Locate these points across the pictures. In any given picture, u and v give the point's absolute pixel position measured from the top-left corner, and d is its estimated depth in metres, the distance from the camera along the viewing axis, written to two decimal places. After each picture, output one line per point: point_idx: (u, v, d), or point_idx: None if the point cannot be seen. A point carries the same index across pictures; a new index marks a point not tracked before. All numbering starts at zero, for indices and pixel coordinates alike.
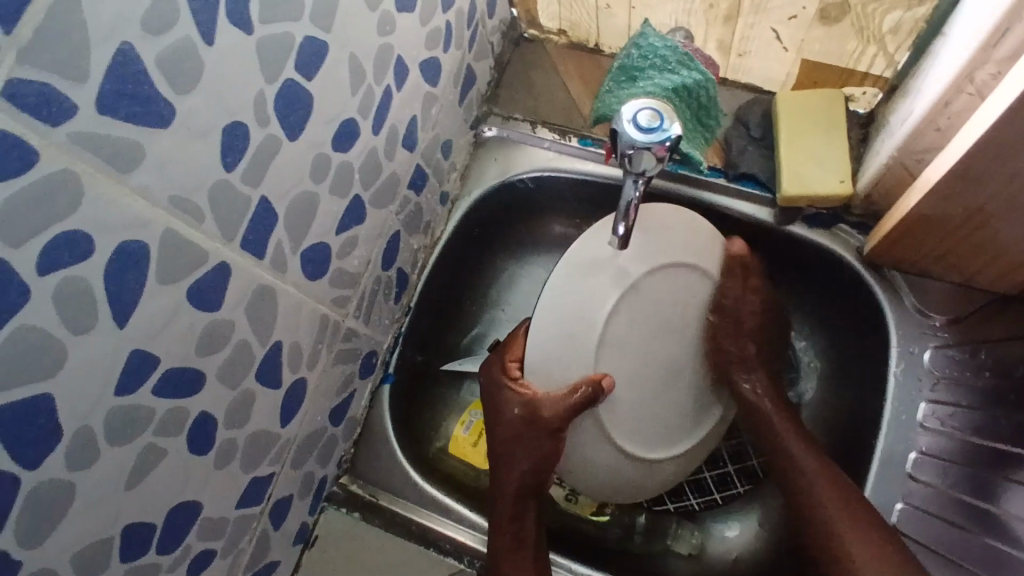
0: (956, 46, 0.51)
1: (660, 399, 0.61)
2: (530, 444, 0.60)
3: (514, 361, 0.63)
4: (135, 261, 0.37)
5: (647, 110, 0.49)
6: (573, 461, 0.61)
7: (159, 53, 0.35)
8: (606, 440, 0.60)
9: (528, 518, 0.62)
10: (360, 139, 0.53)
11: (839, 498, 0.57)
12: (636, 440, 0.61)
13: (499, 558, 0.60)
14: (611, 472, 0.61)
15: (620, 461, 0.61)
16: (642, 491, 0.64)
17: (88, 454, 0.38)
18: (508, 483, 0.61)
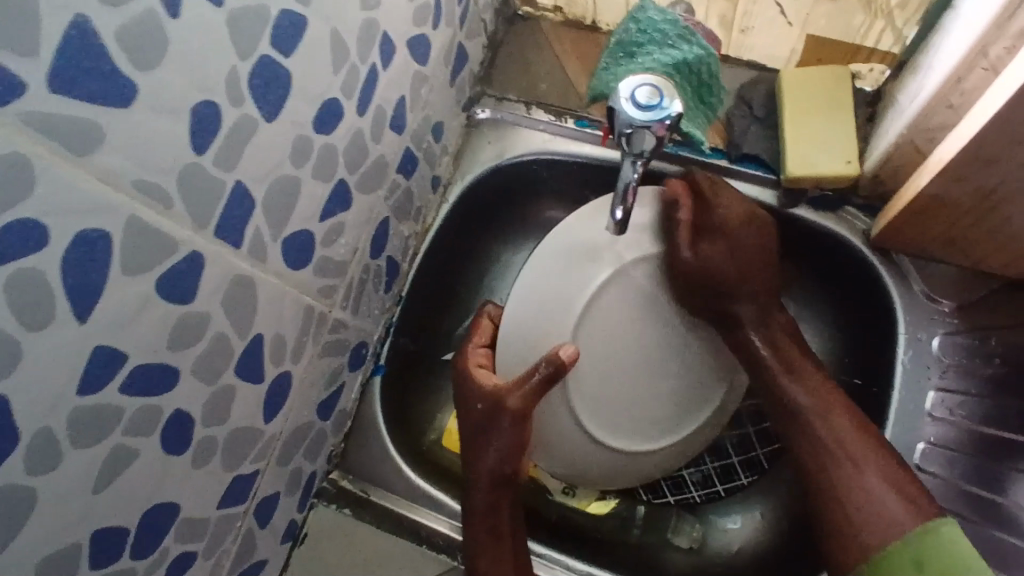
0: (971, 17, 0.48)
1: (641, 392, 0.61)
2: (497, 433, 0.57)
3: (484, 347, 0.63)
4: (98, 252, 0.34)
5: (646, 86, 0.46)
6: (543, 445, 0.61)
7: (120, 26, 0.32)
8: (580, 424, 0.60)
9: (504, 509, 0.59)
10: (344, 120, 0.50)
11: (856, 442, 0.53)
12: (609, 427, 0.61)
13: (476, 554, 0.58)
14: (582, 454, 0.61)
15: (590, 446, 0.61)
16: (615, 475, 0.64)
17: (52, 456, 0.36)
18: (480, 473, 0.59)
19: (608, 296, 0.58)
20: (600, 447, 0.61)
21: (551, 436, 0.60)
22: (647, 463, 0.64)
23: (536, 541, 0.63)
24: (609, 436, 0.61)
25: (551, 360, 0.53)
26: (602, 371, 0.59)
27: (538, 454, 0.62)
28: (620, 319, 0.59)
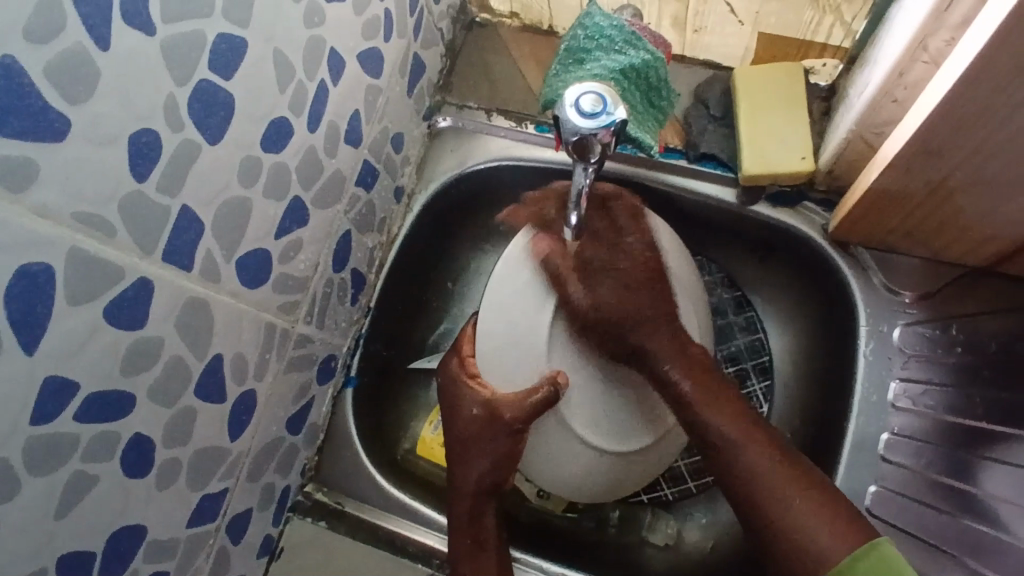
0: (908, 12, 0.49)
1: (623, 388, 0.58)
2: (490, 442, 0.58)
3: (471, 357, 0.61)
4: (40, 283, 0.35)
5: (591, 94, 0.46)
6: (533, 450, 0.59)
7: (47, 62, 0.32)
8: (559, 422, 0.57)
9: (488, 516, 0.60)
10: (294, 138, 0.51)
11: (771, 461, 0.49)
12: (596, 423, 0.57)
13: (457, 560, 0.59)
14: (567, 454, 0.58)
15: (576, 445, 0.57)
16: (611, 482, 0.59)
17: (8, 486, 0.36)
18: (465, 482, 0.60)
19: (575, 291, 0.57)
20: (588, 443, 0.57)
21: (541, 441, 0.58)
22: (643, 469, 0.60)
23: (517, 548, 0.64)
24: (593, 433, 0.56)
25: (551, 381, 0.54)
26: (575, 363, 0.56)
27: (529, 459, 0.60)
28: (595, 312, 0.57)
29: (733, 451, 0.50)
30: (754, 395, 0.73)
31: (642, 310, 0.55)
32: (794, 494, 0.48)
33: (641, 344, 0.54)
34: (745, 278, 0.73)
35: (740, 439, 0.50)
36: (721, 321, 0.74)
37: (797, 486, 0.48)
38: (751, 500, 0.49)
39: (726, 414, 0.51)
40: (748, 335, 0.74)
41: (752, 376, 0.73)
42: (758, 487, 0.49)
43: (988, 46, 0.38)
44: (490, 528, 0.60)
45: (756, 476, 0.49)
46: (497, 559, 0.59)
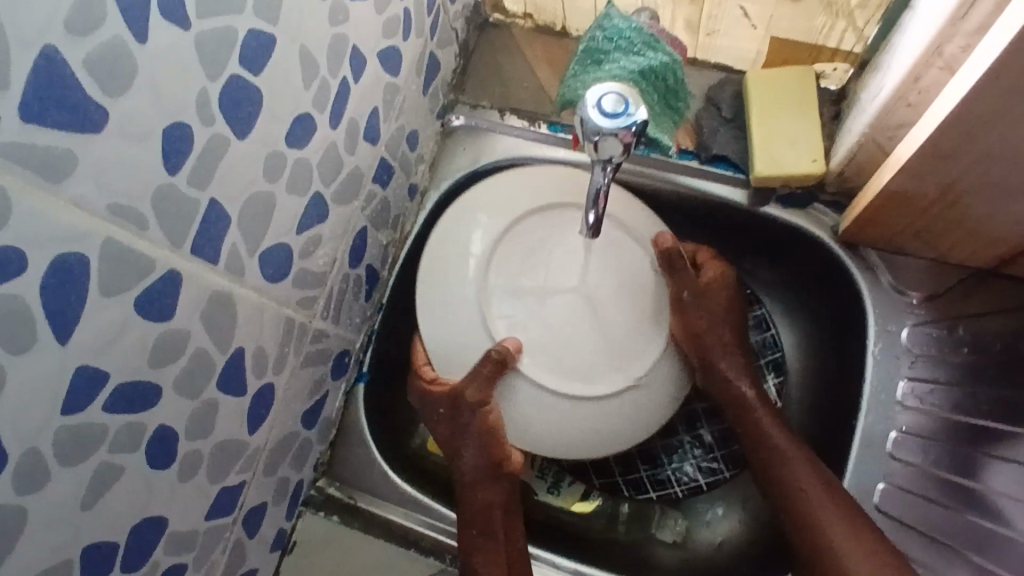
0: (924, 18, 0.50)
1: (586, 325, 0.58)
2: (468, 430, 0.60)
3: (425, 365, 0.62)
4: (74, 274, 0.35)
5: (612, 94, 0.47)
6: (521, 419, 0.59)
7: (87, 55, 0.32)
8: (539, 388, 0.58)
9: (498, 507, 0.61)
10: (317, 134, 0.51)
11: (840, 508, 0.56)
12: (567, 377, 0.58)
13: (470, 553, 0.60)
14: (567, 416, 0.59)
15: (564, 404, 0.58)
16: (618, 433, 0.60)
17: (39, 475, 0.36)
18: (465, 475, 0.62)
19: (502, 259, 0.59)
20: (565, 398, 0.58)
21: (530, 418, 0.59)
22: (633, 414, 0.60)
23: (535, 544, 0.65)
24: (571, 385, 0.58)
25: (500, 350, 0.57)
26: (535, 319, 0.58)
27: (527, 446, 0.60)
28: (526, 267, 0.59)
29: (803, 493, 0.57)
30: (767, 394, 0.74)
31: (728, 351, 0.63)
32: (852, 544, 0.54)
33: (719, 365, 0.63)
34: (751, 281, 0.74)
35: (814, 475, 0.58)
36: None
37: (856, 539, 0.54)
38: (814, 542, 0.55)
39: (802, 453, 0.60)
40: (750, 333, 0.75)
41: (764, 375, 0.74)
42: (823, 532, 0.55)
43: (1003, 55, 0.39)
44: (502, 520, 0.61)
45: (823, 517, 0.56)
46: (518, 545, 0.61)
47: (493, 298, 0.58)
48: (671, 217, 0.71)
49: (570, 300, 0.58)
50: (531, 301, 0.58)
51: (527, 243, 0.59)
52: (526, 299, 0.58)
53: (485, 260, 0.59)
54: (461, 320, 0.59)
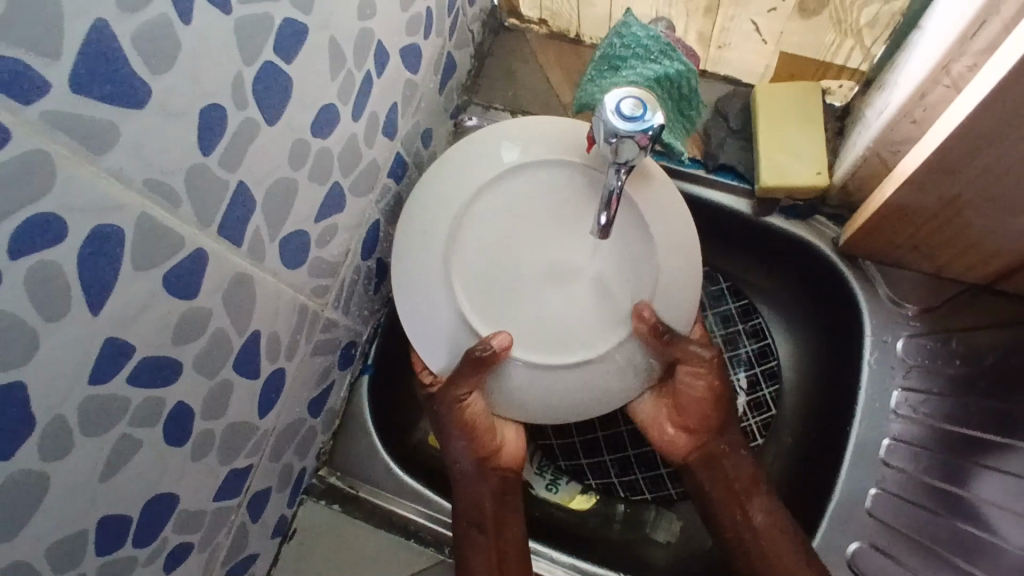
0: (932, 39, 0.52)
1: (560, 299, 0.59)
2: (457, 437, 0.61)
3: (423, 369, 0.63)
4: (110, 245, 0.36)
5: (630, 98, 0.49)
6: (509, 396, 0.59)
7: (135, 31, 0.33)
8: (528, 368, 0.58)
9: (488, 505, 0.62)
10: (339, 125, 0.52)
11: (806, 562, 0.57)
12: (553, 351, 0.58)
13: (465, 547, 0.60)
14: (565, 391, 0.58)
15: (539, 377, 0.58)
16: (610, 396, 0.59)
17: (64, 444, 0.37)
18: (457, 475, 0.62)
19: (481, 231, 0.59)
20: (553, 372, 0.57)
21: (512, 394, 0.59)
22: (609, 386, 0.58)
23: (531, 539, 0.66)
24: (549, 355, 0.57)
25: (484, 346, 0.55)
26: (513, 298, 0.59)
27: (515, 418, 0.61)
28: (501, 244, 0.60)
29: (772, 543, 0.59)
30: (763, 400, 0.75)
31: (726, 397, 0.62)
32: None
33: (723, 404, 0.62)
34: (750, 289, 0.76)
35: (797, 554, 0.58)
36: (721, 332, 0.77)
37: None
38: None
39: (784, 525, 0.59)
40: (751, 340, 0.77)
41: (762, 382, 0.76)
42: None
43: (1008, 74, 0.41)
44: (495, 513, 0.61)
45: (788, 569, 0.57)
46: (517, 534, 0.62)
47: (491, 250, 0.59)
48: None
49: (562, 266, 0.60)
50: (506, 282, 0.59)
51: (511, 210, 0.59)
52: (501, 269, 0.59)
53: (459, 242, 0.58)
54: (440, 311, 0.58)
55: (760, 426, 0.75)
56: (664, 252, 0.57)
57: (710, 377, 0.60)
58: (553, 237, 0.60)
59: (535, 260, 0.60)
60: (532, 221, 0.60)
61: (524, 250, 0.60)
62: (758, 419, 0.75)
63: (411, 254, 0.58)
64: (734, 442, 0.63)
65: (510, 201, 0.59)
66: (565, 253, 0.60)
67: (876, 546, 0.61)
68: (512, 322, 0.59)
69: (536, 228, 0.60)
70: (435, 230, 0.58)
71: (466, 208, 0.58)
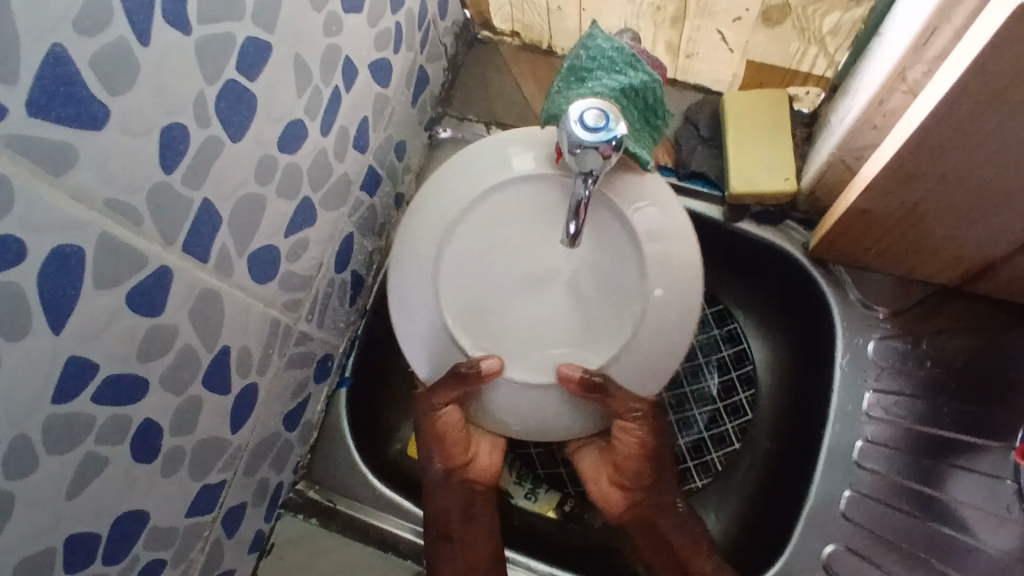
0: (888, 47, 0.53)
1: (545, 310, 0.60)
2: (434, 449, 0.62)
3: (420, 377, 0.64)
4: (70, 265, 0.36)
5: (593, 110, 0.49)
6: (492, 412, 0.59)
7: (93, 54, 0.34)
8: (513, 387, 0.58)
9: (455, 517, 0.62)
10: (307, 140, 0.53)
11: None
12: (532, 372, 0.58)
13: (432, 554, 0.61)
14: (543, 409, 0.58)
15: (522, 396, 0.58)
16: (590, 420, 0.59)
17: (26, 463, 0.37)
18: (432, 482, 0.62)
19: (470, 246, 0.59)
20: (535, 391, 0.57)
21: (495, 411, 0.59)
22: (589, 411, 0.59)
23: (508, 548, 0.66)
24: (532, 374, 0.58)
25: (471, 364, 0.56)
26: (500, 308, 0.60)
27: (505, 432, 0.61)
28: (489, 257, 0.60)
29: None
30: (740, 405, 0.75)
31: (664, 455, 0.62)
32: None
33: (662, 461, 0.62)
34: (726, 293, 0.76)
35: None
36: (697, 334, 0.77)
37: None
38: None
39: None
40: (728, 343, 0.77)
41: (738, 386, 0.75)
42: None
43: (958, 83, 0.42)
44: (462, 520, 0.62)
45: None
46: (486, 547, 0.61)
47: (480, 263, 0.59)
48: None
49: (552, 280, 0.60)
50: (491, 293, 0.60)
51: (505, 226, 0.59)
52: (487, 282, 0.60)
53: (446, 259, 0.58)
54: (422, 319, 0.59)
55: (737, 430, 0.74)
56: (650, 266, 0.56)
57: (641, 433, 0.59)
58: (547, 250, 0.60)
59: (522, 275, 0.60)
60: (523, 239, 0.60)
61: (512, 265, 0.60)
62: (735, 424, 0.74)
63: (393, 275, 0.59)
64: (671, 505, 0.63)
65: (506, 215, 0.59)
66: (557, 263, 0.60)
67: (850, 548, 0.61)
68: (498, 336, 0.59)
69: (526, 244, 0.60)
70: (423, 244, 0.58)
71: (453, 223, 0.58)
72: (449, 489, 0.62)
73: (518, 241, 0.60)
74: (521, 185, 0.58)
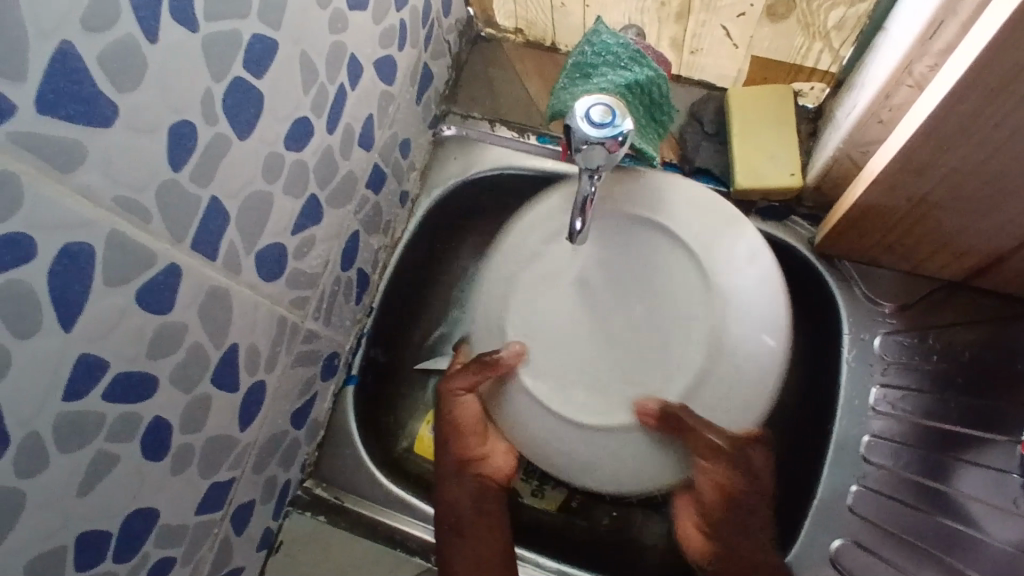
0: (894, 41, 0.53)
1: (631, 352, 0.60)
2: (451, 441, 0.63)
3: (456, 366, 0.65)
4: (79, 263, 0.36)
5: (600, 105, 0.50)
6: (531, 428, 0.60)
7: (102, 51, 0.34)
8: (580, 428, 0.58)
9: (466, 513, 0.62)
10: (313, 138, 0.53)
11: None
12: (609, 413, 0.58)
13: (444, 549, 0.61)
14: (614, 448, 0.58)
15: (581, 428, 0.58)
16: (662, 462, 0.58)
17: (37, 460, 0.37)
18: (445, 472, 0.63)
19: (550, 294, 0.62)
20: (597, 428, 0.58)
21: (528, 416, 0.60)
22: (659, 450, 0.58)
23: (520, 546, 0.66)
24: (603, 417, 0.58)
25: (495, 354, 0.59)
26: (580, 352, 0.61)
27: (569, 463, 0.59)
28: (571, 300, 0.61)
29: None
30: None
31: (750, 496, 0.60)
32: None
33: (743, 503, 0.60)
34: None
35: None
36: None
37: None
38: None
39: None
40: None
41: None
42: None
43: (964, 76, 0.42)
44: (471, 511, 0.62)
45: None
46: (500, 542, 0.61)
47: (557, 309, 0.61)
48: None
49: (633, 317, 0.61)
50: (570, 340, 0.61)
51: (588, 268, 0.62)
52: (567, 327, 0.61)
53: (528, 310, 0.61)
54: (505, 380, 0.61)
55: None
56: (726, 299, 0.56)
57: (724, 474, 0.58)
58: (630, 290, 0.61)
59: (603, 312, 0.61)
60: (603, 277, 0.61)
61: (592, 306, 0.61)
62: None
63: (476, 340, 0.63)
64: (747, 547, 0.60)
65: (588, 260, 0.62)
66: (648, 301, 0.60)
67: (857, 542, 0.61)
68: (573, 379, 0.60)
69: (609, 284, 0.61)
70: (504, 301, 0.61)
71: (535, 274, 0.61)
72: (458, 482, 0.63)
73: (601, 281, 0.61)
74: (604, 233, 0.61)
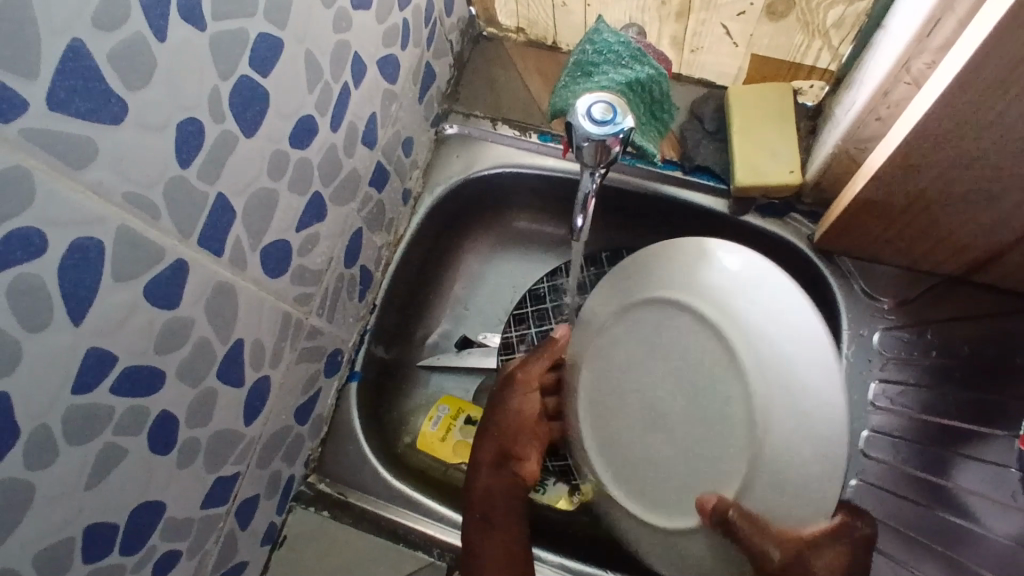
0: (892, 38, 0.53)
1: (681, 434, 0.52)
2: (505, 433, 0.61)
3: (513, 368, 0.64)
4: (90, 258, 0.36)
5: (601, 103, 0.50)
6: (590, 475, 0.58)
7: (112, 50, 0.34)
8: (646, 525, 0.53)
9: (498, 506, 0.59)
10: (318, 135, 0.53)
11: None
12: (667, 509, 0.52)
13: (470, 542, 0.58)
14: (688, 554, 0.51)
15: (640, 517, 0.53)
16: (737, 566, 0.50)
17: (47, 452, 0.37)
18: (483, 459, 0.61)
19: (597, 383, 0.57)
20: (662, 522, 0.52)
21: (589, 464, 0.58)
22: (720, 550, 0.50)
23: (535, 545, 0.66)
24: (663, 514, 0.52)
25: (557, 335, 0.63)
26: (635, 438, 0.54)
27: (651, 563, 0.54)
28: (619, 380, 0.55)
29: None
30: None
31: None
32: None
33: None
34: None
35: None
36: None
37: None
38: None
39: None
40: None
41: None
42: None
43: (962, 73, 0.43)
44: (504, 505, 0.59)
45: None
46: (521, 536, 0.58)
47: (606, 399, 0.56)
48: (655, 220, 0.75)
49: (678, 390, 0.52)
50: (621, 419, 0.55)
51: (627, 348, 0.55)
52: (613, 411, 0.55)
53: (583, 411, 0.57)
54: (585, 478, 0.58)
55: None
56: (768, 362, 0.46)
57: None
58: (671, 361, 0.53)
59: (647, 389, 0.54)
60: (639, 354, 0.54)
61: (642, 383, 0.54)
62: None
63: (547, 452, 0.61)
64: None
65: (623, 336, 0.55)
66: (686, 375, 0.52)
67: None
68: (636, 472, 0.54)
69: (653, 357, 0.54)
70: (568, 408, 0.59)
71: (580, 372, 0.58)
72: (496, 473, 0.61)
73: (645, 357, 0.54)
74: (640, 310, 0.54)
